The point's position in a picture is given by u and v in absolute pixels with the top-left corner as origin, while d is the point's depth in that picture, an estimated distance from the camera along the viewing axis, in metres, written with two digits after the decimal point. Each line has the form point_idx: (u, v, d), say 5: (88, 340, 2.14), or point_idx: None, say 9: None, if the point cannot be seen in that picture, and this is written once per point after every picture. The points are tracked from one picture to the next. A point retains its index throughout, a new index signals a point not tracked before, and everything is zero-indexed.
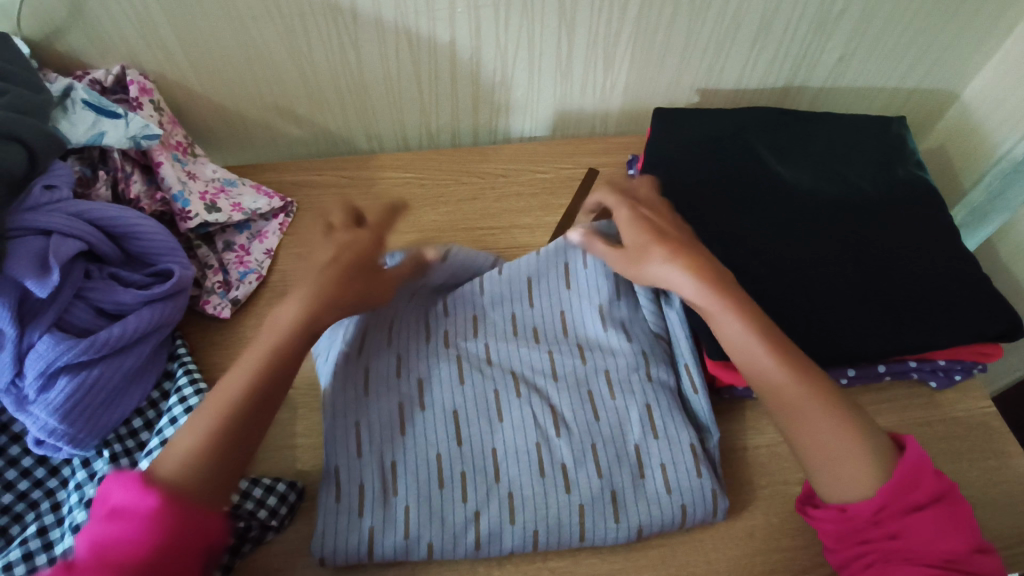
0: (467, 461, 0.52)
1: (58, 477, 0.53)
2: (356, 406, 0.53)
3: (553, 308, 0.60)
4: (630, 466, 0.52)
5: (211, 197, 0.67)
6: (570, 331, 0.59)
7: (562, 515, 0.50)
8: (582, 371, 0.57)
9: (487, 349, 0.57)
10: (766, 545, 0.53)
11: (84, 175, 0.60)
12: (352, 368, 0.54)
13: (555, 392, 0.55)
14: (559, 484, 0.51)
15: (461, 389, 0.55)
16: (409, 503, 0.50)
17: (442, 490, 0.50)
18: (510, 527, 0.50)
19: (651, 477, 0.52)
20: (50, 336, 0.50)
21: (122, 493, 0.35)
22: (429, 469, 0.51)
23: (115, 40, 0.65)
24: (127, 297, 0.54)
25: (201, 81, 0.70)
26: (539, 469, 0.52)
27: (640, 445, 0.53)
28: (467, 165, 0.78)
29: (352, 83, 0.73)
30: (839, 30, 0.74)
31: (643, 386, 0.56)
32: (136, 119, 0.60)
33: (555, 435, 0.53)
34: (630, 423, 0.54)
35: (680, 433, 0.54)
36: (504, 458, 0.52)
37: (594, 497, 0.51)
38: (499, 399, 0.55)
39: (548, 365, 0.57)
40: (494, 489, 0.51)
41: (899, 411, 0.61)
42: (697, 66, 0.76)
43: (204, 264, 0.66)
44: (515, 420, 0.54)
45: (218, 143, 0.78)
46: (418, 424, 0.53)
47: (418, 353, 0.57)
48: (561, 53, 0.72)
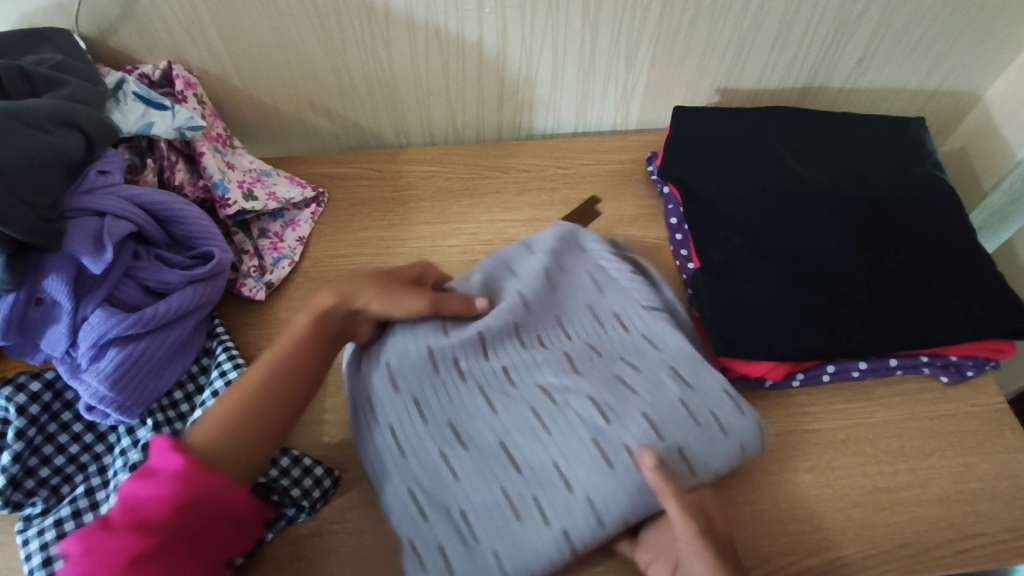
0: (535, 483, 0.49)
1: (105, 442, 0.57)
2: (399, 471, 0.51)
3: (548, 318, 0.59)
4: (685, 422, 0.51)
5: (248, 186, 0.71)
6: (572, 332, 0.59)
7: (643, 497, 0.48)
8: (603, 365, 0.55)
9: (505, 369, 0.55)
10: (774, 529, 0.55)
11: (133, 162, 0.64)
12: (380, 436, 0.52)
13: (588, 386, 0.53)
14: (629, 466, 0.49)
15: (495, 419, 0.52)
16: (494, 546, 0.47)
17: (519, 518, 0.48)
18: (602, 531, 0.48)
19: (705, 424, 0.52)
20: (102, 310, 0.54)
21: (156, 457, 0.41)
22: (501, 503, 0.49)
23: (164, 38, 0.69)
24: (172, 277, 0.58)
25: (241, 76, 0.74)
26: (602, 463, 0.49)
27: (684, 399, 0.53)
28: (491, 160, 0.80)
29: (383, 81, 0.76)
30: (859, 31, 0.75)
31: (658, 358, 0.56)
32: (181, 111, 0.64)
33: (607, 424, 0.50)
34: (665, 385, 0.54)
35: (711, 383, 0.55)
36: (567, 466, 0.49)
37: (664, 458, 0.50)
38: (539, 413, 0.52)
39: (566, 366, 0.55)
40: (573, 501, 0.48)
41: (910, 405, 0.62)
42: (717, 68, 0.78)
43: (240, 249, 0.70)
44: (563, 427, 0.51)
45: (254, 136, 0.82)
46: (463, 462, 0.50)
47: (431, 388, 0.53)
48: (584, 52, 0.75)
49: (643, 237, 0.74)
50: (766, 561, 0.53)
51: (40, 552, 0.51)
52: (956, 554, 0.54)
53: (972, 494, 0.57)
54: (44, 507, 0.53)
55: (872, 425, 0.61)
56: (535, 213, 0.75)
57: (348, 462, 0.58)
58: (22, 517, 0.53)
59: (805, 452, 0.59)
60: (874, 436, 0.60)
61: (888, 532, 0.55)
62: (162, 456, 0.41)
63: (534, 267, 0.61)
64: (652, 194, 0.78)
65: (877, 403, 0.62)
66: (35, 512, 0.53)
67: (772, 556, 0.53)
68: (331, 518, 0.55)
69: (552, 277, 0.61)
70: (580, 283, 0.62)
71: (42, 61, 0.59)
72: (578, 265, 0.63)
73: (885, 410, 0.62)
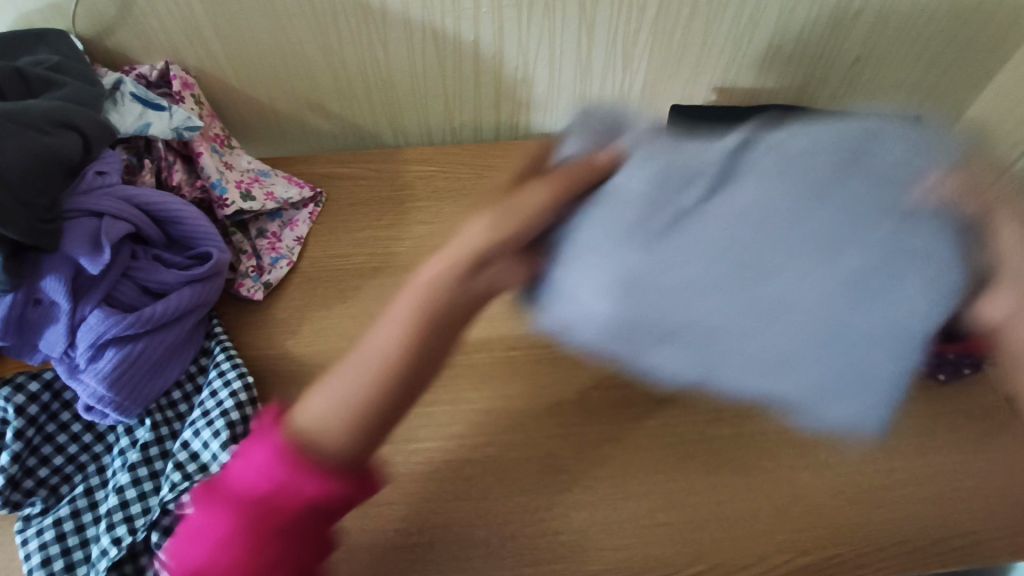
0: (858, 253, 0.46)
1: (104, 442, 0.57)
2: (645, 348, 0.52)
3: (672, 209, 0.49)
4: (798, 168, 0.47)
5: (245, 186, 0.71)
6: (707, 219, 0.48)
7: (865, 197, 0.46)
8: (748, 220, 0.47)
9: (687, 252, 0.48)
10: (770, 526, 0.55)
11: (131, 162, 0.64)
12: (618, 341, 0.52)
13: (743, 228, 0.47)
14: (856, 198, 0.46)
15: (685, 275, 0.48)
16: (873, 286, 0.47)
17: (877, 281, 0.47)
18: (899, 240, 0.47)
19: (863, 181, 0.47)
20: (100, 310, 0.54)
21: (241, 487, 0.39)
22: (857, 279, 0.46)
23: (161, 38, 0.69)
24: (170, 277, 0.58)
25: (238, 76, 0.74)
26: (860, 210, 0.46)
27: (834, 190, 0.47)
28: (488, 159, 0.80)
29: (380, 80, 0.76)
30: (856, 29, 0.75)
31: (753, 172, 0.48)
32: (179, 112, 0.64)
33: (815, 203, 0.47)
34: (805, 190, 0.47)
35: (824, 160, 0.47)
36: (854, 241, 0.46)
37: (849, 172, 0.47)
38: (749, 259, 0.47)
39: (717, 231, 0.48)
40: (865, 212, 0.46)
41: (906, 403, 0.63)
42: (714, 66, 0.78)
43: (238, 249, 0.70)
44: (786, 271, 0.47)
45: (252, 136, 0.82)
46: (788, 256, 0.47)
47: (585, 305, 0.51)
48: (581, 51, 0.75)
49: None
50: (762, 559, 0.54)
51: (39, 552, 0.51)
52: (951, 551, 0.54)
53: (968, 491, 0.57)
54: (43, 506, 0.53)
55: None
56: None
57: None
58: (20, 516, 0.53)
59: (801, 450, 0.59)
60: None
61: (884, 530, 0.55)
62: (219, 494, 0.39)
63: (644, 184, 0.50)
64: None
65: None
66: (35, 511, 0.53)
67: (768, 554, 0.54)
68: None
69: (671, 188, 0.49)
70: (638, 181, 0.50)
71: (39, 62, 0.59)
72: (646, 167, 0.51)
73: None
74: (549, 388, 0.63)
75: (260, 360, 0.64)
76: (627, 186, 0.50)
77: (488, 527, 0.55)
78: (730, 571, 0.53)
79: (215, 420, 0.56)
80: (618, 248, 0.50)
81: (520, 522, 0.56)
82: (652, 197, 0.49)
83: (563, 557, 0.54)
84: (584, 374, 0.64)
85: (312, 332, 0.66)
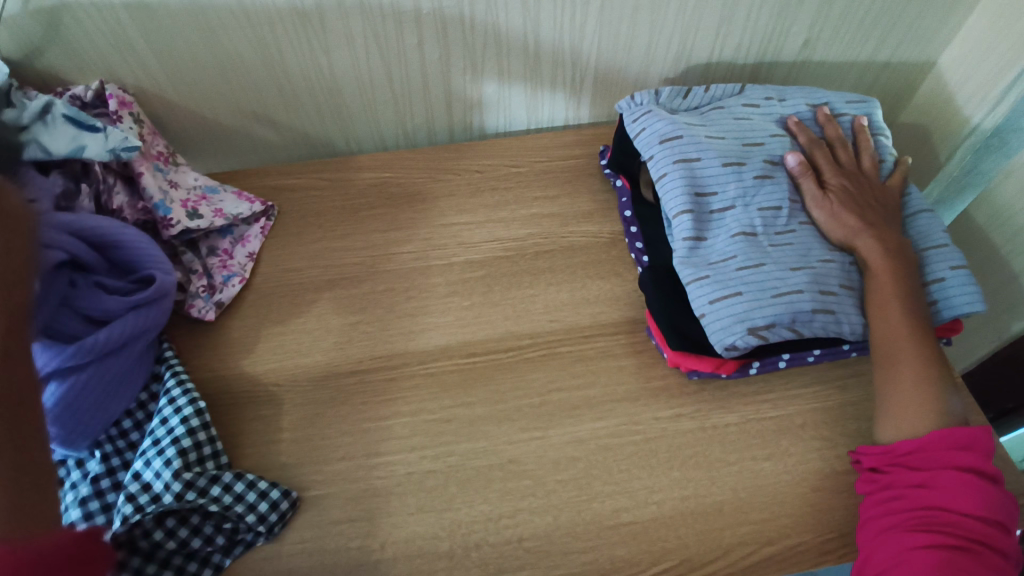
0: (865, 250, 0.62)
1: (52, 477, 0.56)
2: None
3: (743, 203, 0.64)
4: (720, 167, 0.65)
5: (192, 205, 0.69)
6: (768, 208, 0.64)
7: (776, 198, 0.64)
8: (773, 204, 0.64)
9: (781, 252, 0.61)
10: (734, 519, 0.55)
11: (68, 188, 0.62)
12: None
13: (777, 213, 0.64)
14: (777, 206, 0.64)
15: (842, 273, 0.61)
16: None
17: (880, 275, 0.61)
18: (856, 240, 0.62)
19: (775, 177, 0.66)
20: (39, 344, 0.53)
21: None
22: None
23: (92, 57, 0.67)
24: (111, 303, 0.57)
25: (178, 91, 0.72)
26: (777, 213, 0.64)
27: (750, 196, 0.64)
28: (444, 162, 0.79)
29: (326, 87, 0.75)
30: (802, 14, 0.74)
31: (701, 197, 0.65)
32: (115, 132, 0.62)
33: (754, 216, 0.63)
34: (743, 205, 0.64)
35: (707, 169, 0.65)
36: (811, 235, 0.63)
37: (749, 182, 0.65)
38: (803, 252, 0.61)
39: (767, 217, 0.63)
40: (783, 216, 0.64)
41: (866, 386, 0.63)
42: (664, 55, 0.78)
43: (189, 269, 0.68)
44: (787, 277, 0.59)
45: (199, 151, 0.80)
46: (844, 265, 0.61)
47: (839, 286, 0.60)
48: (528, 49, 0.74)
49: (598, 232, 0.73)
50: (727, 552, 0.54)
51: None
52: None
53: None
54: None
55: (828, 408, 0.61)
56: (489, 215, 0.74)
57: (306, 481, 0.57)
58: None
59: (764, 440, 0.59)
60: (832, 419, 0.61)
61: (847, 515, 0.55)
62: None
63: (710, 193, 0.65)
64: (606, 188, 0.77)
65: (833, 387, 0.62)
66: None
67: (733, 546, 0.54)
68: (291, 539, 0.54)
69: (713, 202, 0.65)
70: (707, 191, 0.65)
71: None
72: (691, 180, 0.65)
73: (841, 393, 0.62)
74: (511, 392, 0.62)
75: (212, 382, 0.63)
76: (685, 201, 0.64)
77: (451, 538, 0.55)
78: (696, 566, 0.53)
79: (167, 448, 0.54)
80: (758, 248, 0.61)
81: (483, 531, 0.55)
82: (731, 200, 0.64)
83: (528, 564, 0.54)
84: (545, 376, 0.63)
85: (268, 350, 0.65)
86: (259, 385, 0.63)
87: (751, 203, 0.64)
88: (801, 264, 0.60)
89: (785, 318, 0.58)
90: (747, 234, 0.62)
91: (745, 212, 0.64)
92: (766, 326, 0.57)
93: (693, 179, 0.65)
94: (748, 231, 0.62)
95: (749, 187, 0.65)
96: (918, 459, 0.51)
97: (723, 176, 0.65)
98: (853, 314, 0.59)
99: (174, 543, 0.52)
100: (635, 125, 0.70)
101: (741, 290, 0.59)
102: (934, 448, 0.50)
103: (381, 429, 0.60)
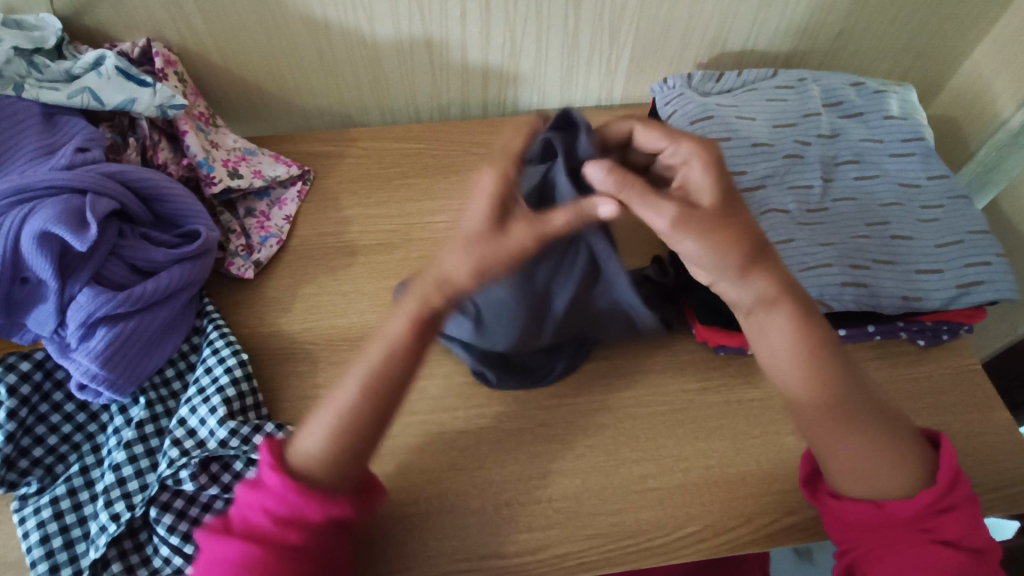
0: (893, 230, 0.63)
1: (98, 421, 0.58)
2: (903, 278, 0.61)
3: (772, 183, 0.65)
4: (750, 147, 0.66)
5: (232, 165, 0.71)
6: (797, 189, 0.65)
7: (806, 179, 0.65)
8: (802, 186, 0.65)
9: (809, 230, 0.62)
10: (757, 488, 0.57)
11: (115, 141, 0.64)
12: (905, 273, 0.61)
13: (806, 193, 0.65)
14: (806, 188, 0.65)
15: (873, 252, 0.62)
16: (918, 266, 0.61)
17: (906, 257, 0.62)
18: (883, 222, 0.63)
19: (806, 159, 0.67)
20: (89, 289, 0.54)
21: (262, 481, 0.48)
22: (909, 262, 0.62)
23: (141, 16, 0.68)
24: (158, 255, 0.58)
25: (221, 54, 0.73)
26: (805, 192, 0.65)
27: (780, 178, 0.65)
28: (478, 137, 0.80)
29: (367, 56, 0.75)
30: (838, 5, 0.75)
31: (732, 175, 0.65)
32: (163, 89, 0.63)
33: (784, 196, 0.64)
34: (772, 185, 0.65)
35: (737, 147, 0.66)
36: (841, 215, 0.64)
37: (778, 162, 0.66)
38: (833, 231, 0.62)
39: (796, 196, 0.64)
40: (812, 196, 0.65)
41: (889, 368, 0.64)
42: (700, 40, 0.78)
43: (227, 229, 0.70)
44: (817, 256, 0.60)
45: (236, 115, 0.81)
46: (874, 245, 0.62)
47: (868, 265, 0.61)
48: (568, 28, 0.75)
49: None
50: (749, 520, 0.56)
51: (38, 530, 0.51)
52: None
53: None
54: (39, 486, 0.54)
55: None
56: None
57: None
58: (17, 496, 0.53)
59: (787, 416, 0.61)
60: None
61: None
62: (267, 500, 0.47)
63: (741, 172, 0.66)
64: None
65: (857, 367, 0.64)
66: (31, 491, 0.53)
67: (755, 514, 0.56)
68: None
69: (744, 180, 0.65)
70: (737, 167, 0.66)
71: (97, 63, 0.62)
72: (722, 159, 0.66)
73: (866, 373, 0.63)
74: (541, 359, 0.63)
75: (251, 338, 0.64)
76: None
77: (483, 496, 0.56)
78: (719, 532, 0.55)
79: (212, 396, 0.56)
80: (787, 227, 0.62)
81: (514, 490, 0.57)
82: (760, 180, 0.65)
83: (557, 523, 0.55)
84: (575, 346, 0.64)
85: (304, 310, 0.66)
86: (298, 343, 0.64)
87: (779, 184, 0.65)
88: (830, 242, 0.61)
89: (814, 295, 0.59)
90: (778, 212, 0.63)
91: (776, 190, 0.65)
92: None
93: (723, 156, 0.66)
94: (777, 210, 0.63)
95: (779, 167, 0.66)
96: (902, 506, 0.46)
97: (752, 156, 0.66)
98: (881, 294, 0.60)
99: (218, 487, 0.54)
100: (666, 109, 0.71)
101: None
102: (916, 507, 0.46)
103: (415, 389, 0.62)
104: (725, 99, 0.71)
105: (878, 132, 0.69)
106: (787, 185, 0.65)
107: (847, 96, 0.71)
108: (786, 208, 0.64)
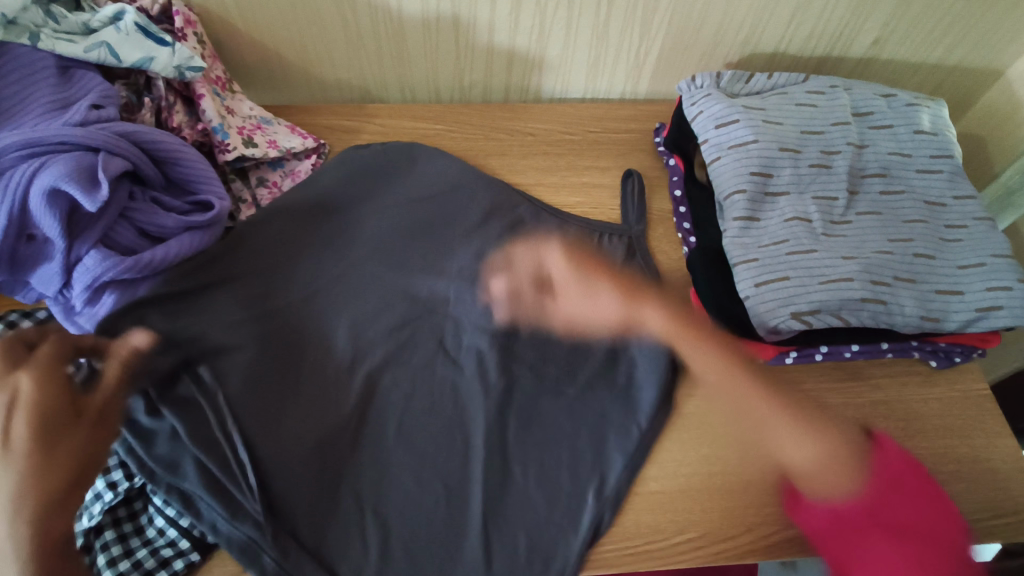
0: (917, 247, 0.62)
1: None
2: (924, 298, 0.60)
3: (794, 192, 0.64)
4: (777, 151, 0.65)
5: (248, 133, 0.69)
6: (819, 198, 0.64)
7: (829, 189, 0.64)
8: (825, 196, 0.64)
9: (831, 241, 0.61)
10: (759, 498, 0.57)
11: (129, 100, 0.63)
12: (925, 293, 0.60)
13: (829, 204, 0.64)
14: (830, 199, 0.64)
15: (897, 268, 0.60)
16: (938, 286, 0.61)
17: (927, 276, 0.61)
18: (908, 239, 0.62)
19: (833, 169, 0.66)
20: (96, 251, 0.52)
21: None
22: (930, 281, 0.61)
23: None
24: (168, 221, 0.57)
25: (242, 20, 0.71)
26: (827, 204, 0.64)
27: (803, 187, 0.65)
28: (497, 122, 0.80)
29: (389, 29, 0.73)
30: (877, 12, 0.73)
31: (754, 177, 0.64)
32: (182, 50, 0.61)
33: (807, 204, 0.63)
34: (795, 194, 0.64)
35: (763, 152, 0.65)
36: (864, 229, 0.63)
37: (802, 172, 0.65)
38: (855, 245, 0.61)
39: (818, 206, 0.63)
40: (834, 208, 0.64)
41: (897, 387, 0.64)
42: (732, 40, 0.77)
43: (238, 198, 0.69)
44: (838, 269, 0.59)
45: (254, 83, 0.79)
46: (899, 261, 0.61)
47: (890, 281, 0.60)
48: (598, 21, 0.73)
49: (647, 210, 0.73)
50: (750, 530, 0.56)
51: None
52: None
53: (951, 474, 0.59)
54: None
55: (859, 404, 0.62)
56: (540, 179, 0.76)
57: None
58: None
59: None
60: (861, 414, 0.62)
61: None
62: None
63: (761, 176, 0.64)
64: (659, 167, 0.78)
65: (866, 383, 0.63)
66: None
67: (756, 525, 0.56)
68: None
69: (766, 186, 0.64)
70: (760, 173, 0.64)
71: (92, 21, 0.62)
72: (741, 163, 0.65)
73: (874, 391, 0.63)
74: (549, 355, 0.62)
75: None
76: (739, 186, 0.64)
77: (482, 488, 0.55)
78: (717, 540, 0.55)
79: None
80: (809, 238, 0.61)
81: (514, 484, 0.56)
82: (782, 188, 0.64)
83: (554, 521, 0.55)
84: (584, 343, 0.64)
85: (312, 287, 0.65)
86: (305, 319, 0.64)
87: (802, 192, 0.64)
88: (853, 256, 0.60)
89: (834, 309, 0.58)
90: (799, 221, 0.62)
91: (799, 199, 0.64)
92: (810, 313, 0.58)
93: (748, 159, 0.65)
94: (799, 221, 0.62)
95: (804, 175, 0.65)
96: None
97: (777, 162, 0.65)
98: (900, 314, 0.59)
99: None
100: (693, 109, 0.70)
101: (788, 274, 0.59)
102: None
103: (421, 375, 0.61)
104: (753, 101, 0.69)
105: (907, 145, 0.68)
106: (805, 193, 0.64)
107: (876, 105, 0.70)
108: (808, 218, 0.63)
